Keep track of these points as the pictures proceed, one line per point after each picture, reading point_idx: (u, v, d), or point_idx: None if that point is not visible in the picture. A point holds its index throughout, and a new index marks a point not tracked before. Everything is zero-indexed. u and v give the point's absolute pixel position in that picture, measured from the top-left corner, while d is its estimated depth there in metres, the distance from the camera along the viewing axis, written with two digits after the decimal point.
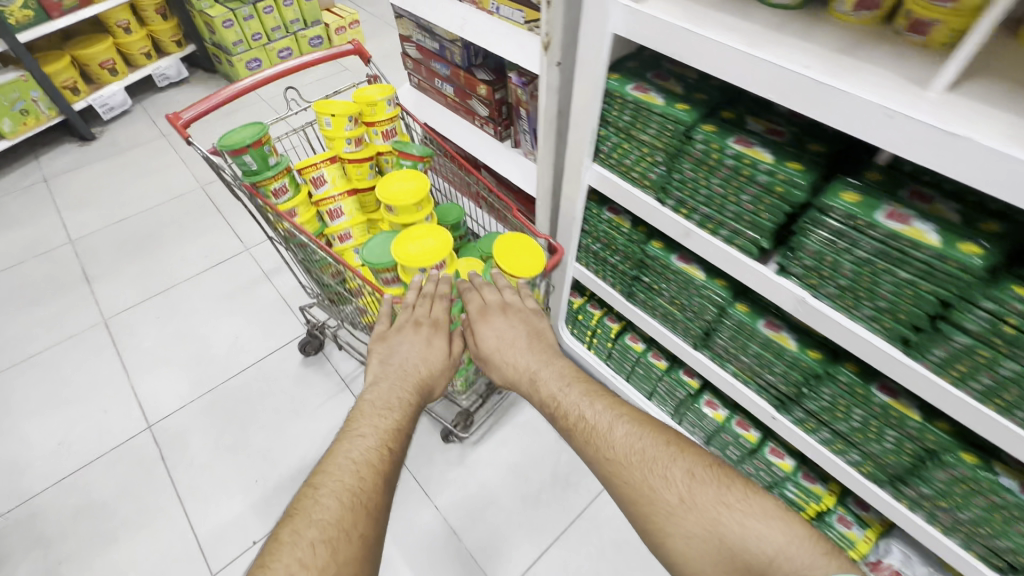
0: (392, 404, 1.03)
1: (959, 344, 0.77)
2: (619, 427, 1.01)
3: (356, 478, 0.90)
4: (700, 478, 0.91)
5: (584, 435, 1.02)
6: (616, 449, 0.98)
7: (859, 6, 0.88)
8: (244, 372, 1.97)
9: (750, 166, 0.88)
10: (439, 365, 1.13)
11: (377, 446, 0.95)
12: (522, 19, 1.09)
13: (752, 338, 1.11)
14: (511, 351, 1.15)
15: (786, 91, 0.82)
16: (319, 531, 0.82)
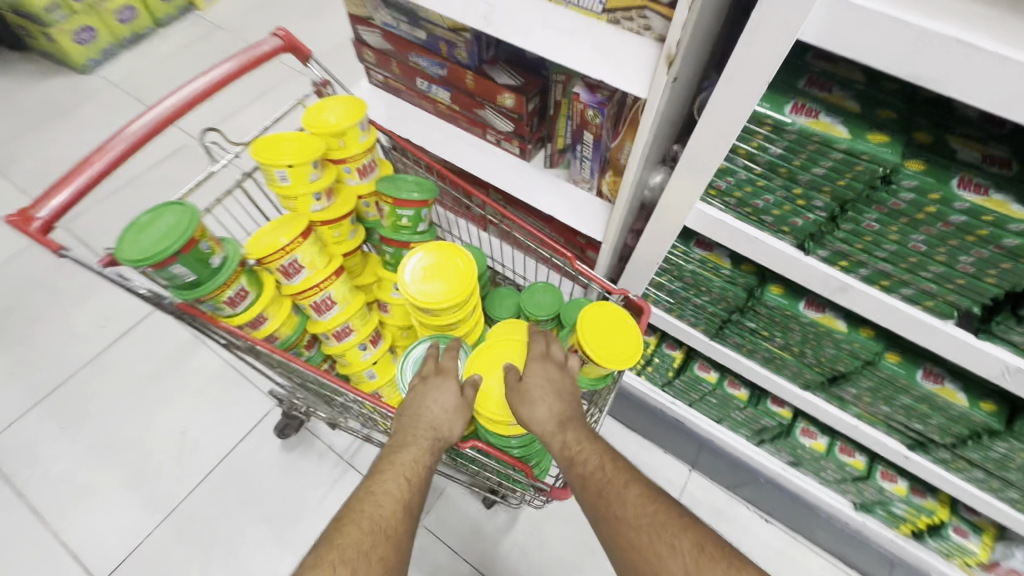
0: (408, 436, 0.77)
1: None
2: (633, 488, 0.71)
3: (371, 502, 0.68)
4: (713, 558, 0.63)
5: (596, 487, 0.72)
6: (627, 507, 0.68)
7: None
8: (209, 479, 1.53)
9: (991, 224, 0.62)
10: (461, 407, 0.82)
11: (395, 470, 0.72)
12: (600, 5, 0.70)
13: (902, 391, 0.92)
14: (554, 396, 0.82)
15: None
16: (333, 553, 0.62)
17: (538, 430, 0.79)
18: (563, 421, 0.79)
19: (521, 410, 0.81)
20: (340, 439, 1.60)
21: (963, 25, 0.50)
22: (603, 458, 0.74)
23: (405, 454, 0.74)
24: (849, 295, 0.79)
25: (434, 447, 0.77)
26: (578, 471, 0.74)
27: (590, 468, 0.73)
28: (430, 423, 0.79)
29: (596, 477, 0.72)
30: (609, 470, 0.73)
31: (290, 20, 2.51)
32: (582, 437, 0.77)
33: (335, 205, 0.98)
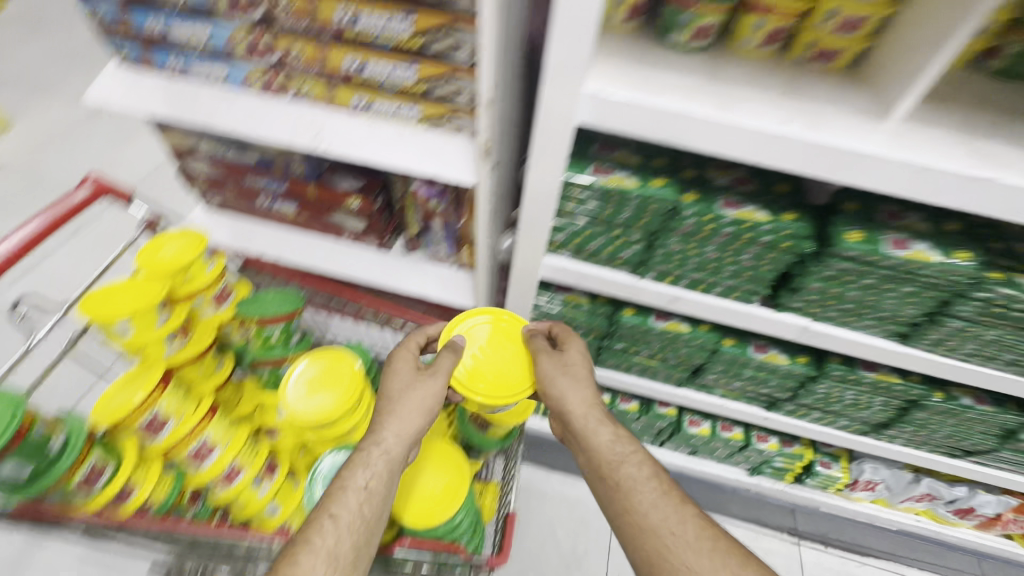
0: (349, 462, 0.81)
1: (952, 327, 0.87)
2: (689, 506, 0.80)
3: (291, 556, 0.70)
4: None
5: (644, 502, 0.80)
6: (686, 526, 0.76)
7: (766, 41, 0.88)
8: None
9: (751, 229, 0.82)
10: (414, 397, 0.87)
11: (323, 509, 0.76)
12: (416, 115, 0.78)
13: (745, 366, 1.11)
14: (581, 387, 0.92)
15: (795, 158, 0.73)
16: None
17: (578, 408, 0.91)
18: (605, 422, 0.91)
19: (565, 389, 0.91)
20: None
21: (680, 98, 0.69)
22: (653, 475, 0.84)
23: (335, 492, 0.78)
24: (681, 303, 0.97)
25: (368, 462, 0.81)
26: (626, 480, 0.83)
27: (639, 479, 0.83)
28: (367, 443, 0.83)
29: (643, 492, 0.81)
30: (658, 483, 0.82)
31: (93, 147, 2.30)
32: (631, 451, 0.88)
33: (192, 341, 0.93)
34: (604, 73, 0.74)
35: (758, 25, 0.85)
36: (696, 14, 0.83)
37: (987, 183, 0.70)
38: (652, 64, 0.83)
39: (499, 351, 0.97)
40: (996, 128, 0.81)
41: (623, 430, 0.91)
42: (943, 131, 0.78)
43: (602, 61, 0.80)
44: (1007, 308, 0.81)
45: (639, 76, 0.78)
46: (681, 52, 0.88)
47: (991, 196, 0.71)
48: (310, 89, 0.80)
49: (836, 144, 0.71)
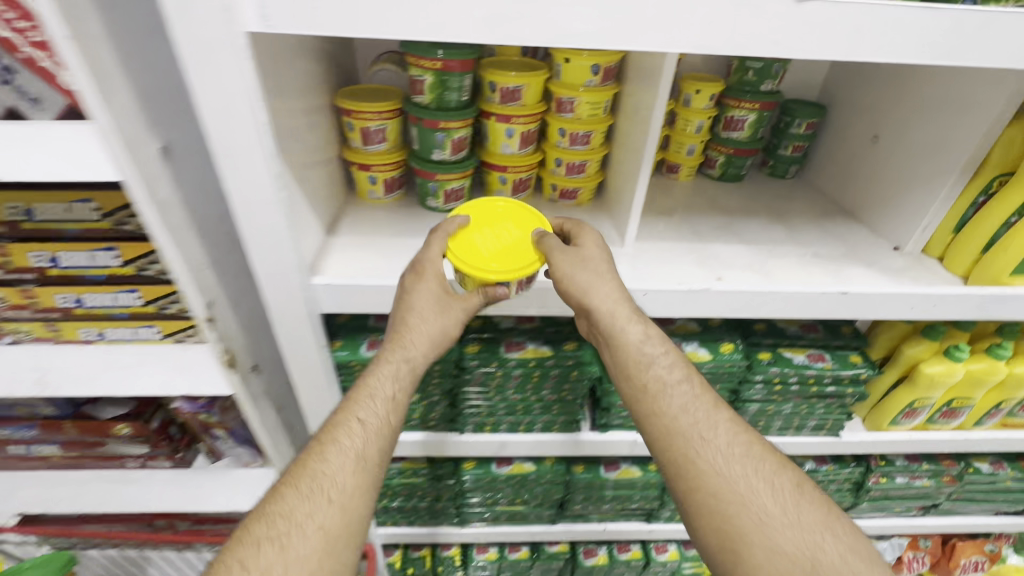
0: (375, 361, 0.70)
1: (754, 409, 0.91)
2: (725, 415, 0.72)
3: (318, 456, 0.66)
4: (809, 501, 0.66)
5: (679, 403, 0.73)
6: (718, 432, 0.71)
7: (516, 189, 0.96)
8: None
9: (537, 366, 0.83)
10: (437, 312, 0.68)
11: (347, 416, 0.67)
12: (159, 333, 0.72)
13: (604, 487, 1.06)
14: (602, 286, 0.70)
15: (545, 299, 0.76)
16: (260, 528, 0.61)
17: (606, 308, 0.70)
18: (634, 318, 0.73)
19: (593, 282, 0.69)
20: None
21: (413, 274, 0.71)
22: (681, 370, 0.75)
23: (359, 397, 0.69)
24: (509, 447, 0.92)
25: (404, 374, 0.69)
26: (654, 382, 0.74)
27: (669, 382, 0.73)
28: (397, 343, 0.68)
29: (680, 392, 0.73)
30: (691, 380, 0.75)
31: None
32: (661, 340, 0.75)
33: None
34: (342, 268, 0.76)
35: (503, 179, 0.94)
36: (439, 182, 0.89)
37: (706, 296, 0.75)
38: (410, 233, 0.87)
39: (502, 230, 0.73)
40: (718, 230, 0.93)
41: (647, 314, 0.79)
42: (673, 244, 0.88)
43: (352, 246, 0.82)
44: (784, 383, 0.87)
45: (389, 253, 0.81)
46: (441, 212, 0.93)
47: (721, 304, 0.75)
48: (28, 330, 0.71)
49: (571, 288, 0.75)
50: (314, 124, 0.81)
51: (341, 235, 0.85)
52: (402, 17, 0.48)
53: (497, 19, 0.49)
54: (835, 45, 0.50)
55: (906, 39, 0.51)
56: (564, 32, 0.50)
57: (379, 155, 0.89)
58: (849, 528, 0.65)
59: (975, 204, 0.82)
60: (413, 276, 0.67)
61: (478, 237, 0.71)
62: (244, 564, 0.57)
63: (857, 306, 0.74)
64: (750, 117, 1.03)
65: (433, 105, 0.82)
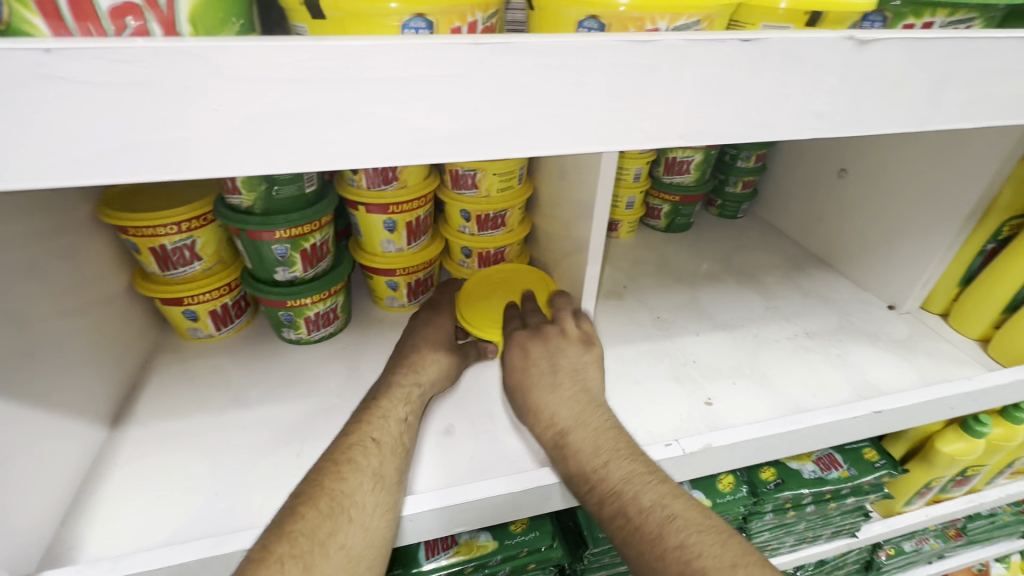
0: (374, 392, 0.52)
1: (763, 540, 0.70)
2: (671, 538, 0.41)
3: (334, 472, 0.44)
4: None
5: (627, 526, 0.43)
6: (654, 525, 0.42)
7: (415, 294, 0.69)
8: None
9: (477, 571, 0.56)
10: (444, 359, 0.57)
11: (361, 432, 0.47)
12: None
13: None
14: (544, 370, 0.53)
15: (489, 519, 0.47)
16: (282, 544, 0.38)
17: (551, 438, 0.49)
18: (580, 398, 0.51)
19: (524, 370, 0.54)
20: None
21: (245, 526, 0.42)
22: (626, 468, 0.45)
23: (373, 412, 0.49)
24: None
25: (411, 399, 0.52)
26: (579, 478, 0.46)
27: (604, 477, 0.45)
28: (407, 368, 0.55)
29: (614, 495, 0.44)
30: (641, 491, 0.44)
31: None
32: (590, 445, 0.47)
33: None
34: (124, 517, 0.44)
35: (393, 285, 0.67)
36: (295, 310, 0.60)
37: (717, 460, 0.50)
38: (255, 399, 0.57)
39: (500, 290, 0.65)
40: (684, 312, 0.72)
41: (575, 369, 0.53)
42: (635, 349, 0.65)
43: (155, 447, 0.51)
44: (798, 506, 0.67)
45: (217, 451, 0.51)
46: (306, 345, 0.64)
47: (733, 461, 0.52)
48: None
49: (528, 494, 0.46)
50: (67, 259, 0.49)
51: (138, 424, 0.53)
52: (23, 143, 0.20)
53: (270, 124, 0.22)
54: (907, 113, 0.29)
55: (1007, 93, 0.30)
56: (425, 135, 0.24)
57: (192, 281, 0.59)
58: None
59: (983, 252, 0.67)
60: (429, 310, 0.64)
61: (485, 305, 0.63)
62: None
63: (890, 422, 0.55)
64: (694, 158, 0.84)
65: (260, 207, 0.53)
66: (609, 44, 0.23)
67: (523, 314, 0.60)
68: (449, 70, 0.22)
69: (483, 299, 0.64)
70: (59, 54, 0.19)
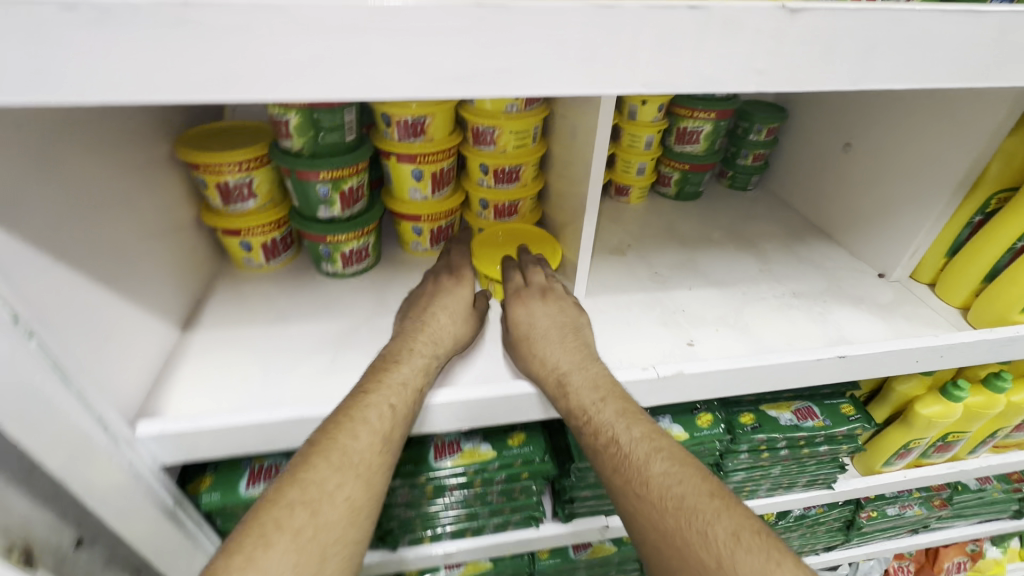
0: (399, 350, 0.56)
1: (739, 479, 0.77)
2: (654, 467, 0.51)
3: (348, 429, 0.49)
4: (749, 547, 0.45)
5: (615, 456, 0.52)
6: (649, 459, 0.51)
7: (436, 240, 0.78)
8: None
9: (477, 474, 0.65)
10: (460, 313, 0.62)
11: (377, 393, 0.52)
12: None
13: (574, 570, 0.91)
14: (545, 333, 0.58)
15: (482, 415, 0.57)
16: (293, 491, 0.47)
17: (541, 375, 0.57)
18: (574, 355, 0.57)
19: (526, 330, 0.59)
20: None
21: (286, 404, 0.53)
22: (614, 408, 0.53)
23: (391, 374, 0.53)
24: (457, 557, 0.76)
25: (429, 369, 0.56)
26: (574, 411, 0.55)
27: (593, 407, 0.53)
28: (432, 331, 0.59)
29: (605, 429, 0.53)
30: (630, 427, 0.52)
31: None
32: (589, 384, 0.55)
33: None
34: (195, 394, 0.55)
35: (418, 230, 0.76)
36: (333, 246, 0.70)
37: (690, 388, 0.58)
38: (298, 317, 0.67)
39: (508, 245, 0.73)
40: (680, 270, 0.79)
41: (575, 338, 0.59)
42: (630, 297, 0.72)
43: (218, 346, 0.62)
44: (772, 449, 0.74)
45: (267, 354, 0.61)
46: (342, 278, 0.74)
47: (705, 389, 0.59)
48: None
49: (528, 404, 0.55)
50: (153, 187, 0.60)
51: (205, 328, 0.64)
52: (164, 69, 0.29)
53: (329, 63, 0.30)
54: (839, 73, 0.35)
55: (932, 59, 0.36)
56: (441, 74, 0.32)
57: (249, 215, 0.68)
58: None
59: (970, 225, 0.70)
60: (453, 280, 0.65)
61: (497, 257, 0.71)
62: (278, 525, 0.45)
63: (856, 369, 0.61)
64: (704, 128, 0.89)
65: (308, 151, 0.62)
66: (582, 8, 0.30)
67: (521, 270, 0.66)
68: (460, 24, 0.30)
69: (495, 252, 0.72)
70: (193, 6, 0.27)
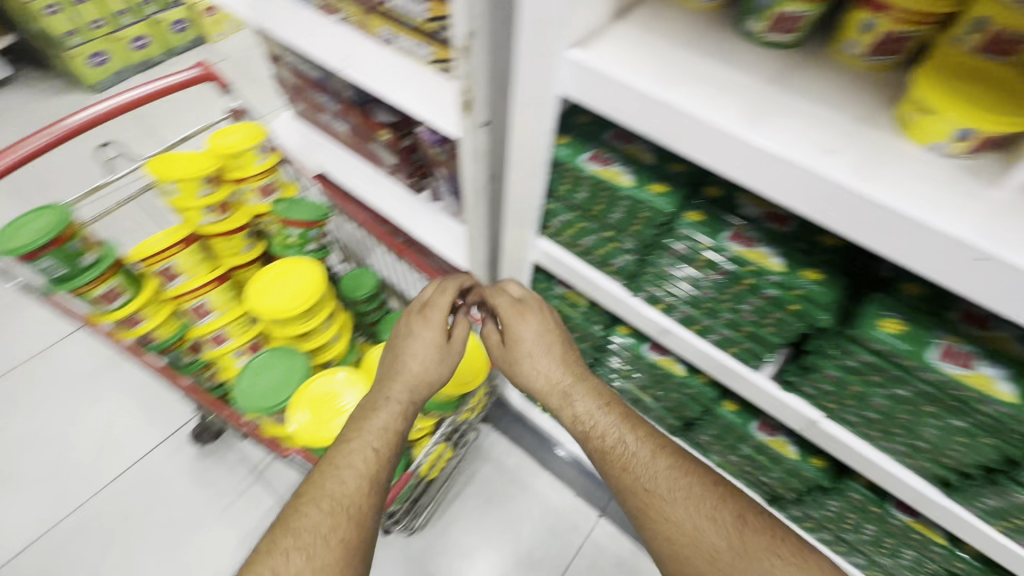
0: (381, 402, 0.84)
1: (1020, 500, 0.62)
2: (661, 460, 0.77)
3: (334, 476, 0.74)
4: (752, 525, 0.72)
5: (622, 462, 0.78)
6: (658, 472, 0.76)
7: (877, 50, 0.63)
8: (82, 508, 1.52)
9: (753, 274, 0.66)
10: (432, 355, 0.88)
11: (364, 441, 0.79)
12: (429, 57, 0.81)
13: (742, 441, 0.92)
14: (544, 357, 0.87)
15: (821, 205, 0.56)
16: (287, 540, 0.67)
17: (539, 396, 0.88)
18: (563, 370, 0.86)
19: (530, 354, 0.87)
20: (252, 456, 1.62)
21: (675, 89, 0.58)
22: (597, 416, 0.83)
23: (364, 429, 0.80)
24: (672, 337, 0.83)
25: (406, 414, 0.84)
26: (579, 413, 0.84)
27: (596, 413, 0.83)
28: (410, 390, 0.85)
29: (610, 434, 0.81)
30: (625, 428, 0.81)
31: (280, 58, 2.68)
32: (593, 396, 0.84)
33: (144, 311, 0.98)
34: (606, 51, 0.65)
35: (868, 27, 0.61)
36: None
37: None
38: (699, 52, 0.69)
39: (972, 80, 0.55)
40: None
41: (572, 357, 0.88)
42: None
43: (633, 37, 0.69)
44: None
45: (665, 61, 0.66)
46: (756, 45, 0.69)
47: None
48: (352, 14, 0.86)
49: (880, 251, 0.55)
50: None
51: (628, 22, 0.72)
52: None
53: None
54: None
55: None
56: None
57: None
58: (793, 549, 0.69)
59: None
60: (420, 323, 0.89)
61: (950, 82, 0.54)
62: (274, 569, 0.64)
63: None
64: None
65: None
66: None
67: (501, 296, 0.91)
68: None
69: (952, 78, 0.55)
70: None
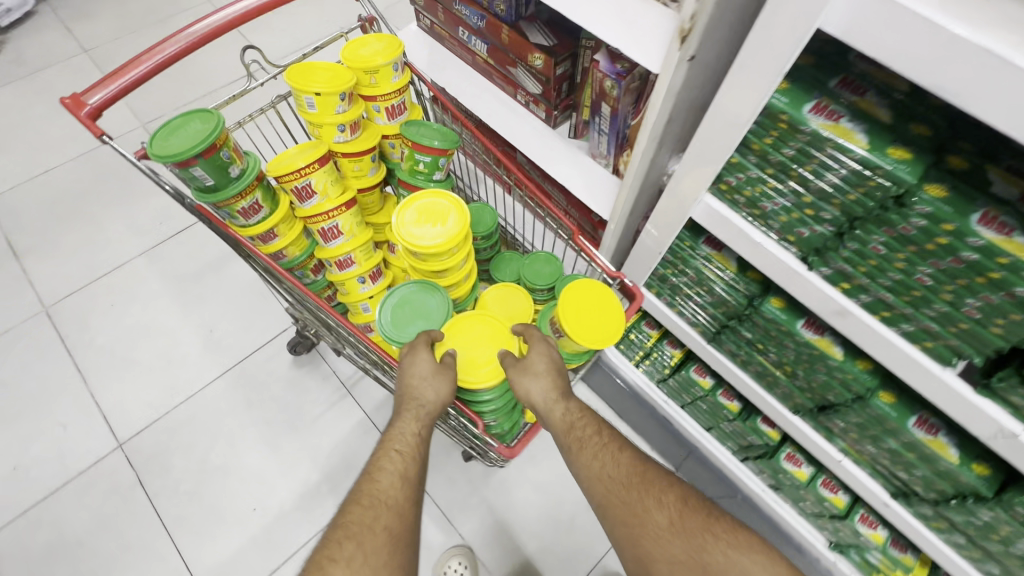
0: (397, 413, 0.83)
1: None
2: (624, 454, 0.81)
3: (370, 479, 0.77)
4: (693, 507, 0.75)
5: (592, 450, 0.81)
6: (619, 467, 0.79)
7: None
8: (191, 400, 1.64)
9: (1003, 268, 0.56)
10: (429, 373, 0.82)
11: (391, 446, 0.80)
12: None
13: (890, 435, 0.86)
14: (548, 376, 0.83)
15: None
16: (338, 532, 0.71)
17: (537, 404, 0.82)
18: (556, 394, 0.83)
19: (531, 375, 0.83)
20: (343, 371, 1.69)
21: (991, 31, 0.45)
22: (585, 414, 0.84)
23: (392, 435, 0.82)
24: (852, 321, 0.74)
25: (420, 417, 0.81)
26: (562, 422, 0.82)
27: (569, 417, 0.83)
28: (413, 397, 0.81)
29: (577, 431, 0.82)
30: (586, 424, 0.83)
31: None
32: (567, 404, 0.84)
33: (279, 229, 0.97)
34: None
35: None
36: None
37: None
38: None
39: None
40: None
41: (561, 373, 0.85)
42: None
43: None
44: None
45: None
46: None
47: None
48: None
49: None
50: None
51: None
52: None
53: None
54: None
55: None
56: None
57: None
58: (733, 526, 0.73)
59: None
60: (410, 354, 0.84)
61: None
62: (331, 557, 0.67)
63: None
64: None
65: None
66: None
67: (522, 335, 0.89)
68: None
69: None
70: None
